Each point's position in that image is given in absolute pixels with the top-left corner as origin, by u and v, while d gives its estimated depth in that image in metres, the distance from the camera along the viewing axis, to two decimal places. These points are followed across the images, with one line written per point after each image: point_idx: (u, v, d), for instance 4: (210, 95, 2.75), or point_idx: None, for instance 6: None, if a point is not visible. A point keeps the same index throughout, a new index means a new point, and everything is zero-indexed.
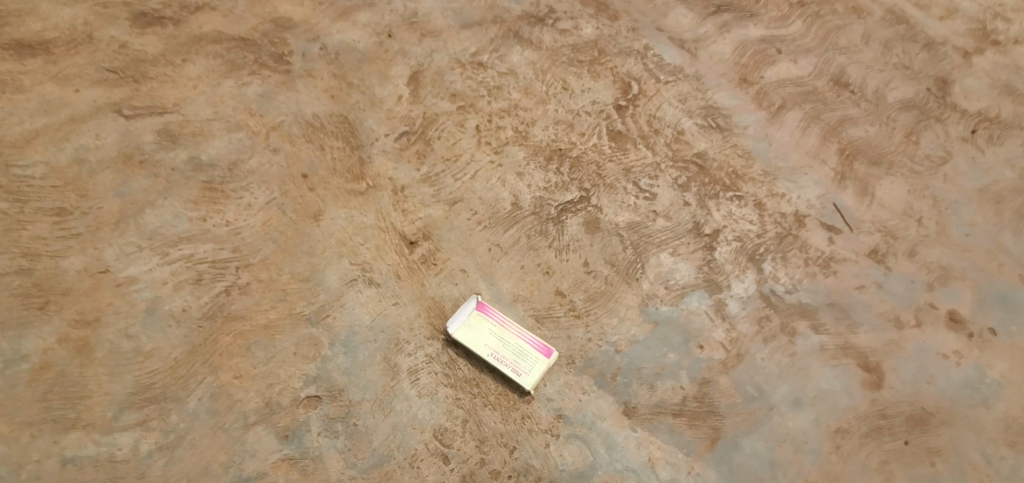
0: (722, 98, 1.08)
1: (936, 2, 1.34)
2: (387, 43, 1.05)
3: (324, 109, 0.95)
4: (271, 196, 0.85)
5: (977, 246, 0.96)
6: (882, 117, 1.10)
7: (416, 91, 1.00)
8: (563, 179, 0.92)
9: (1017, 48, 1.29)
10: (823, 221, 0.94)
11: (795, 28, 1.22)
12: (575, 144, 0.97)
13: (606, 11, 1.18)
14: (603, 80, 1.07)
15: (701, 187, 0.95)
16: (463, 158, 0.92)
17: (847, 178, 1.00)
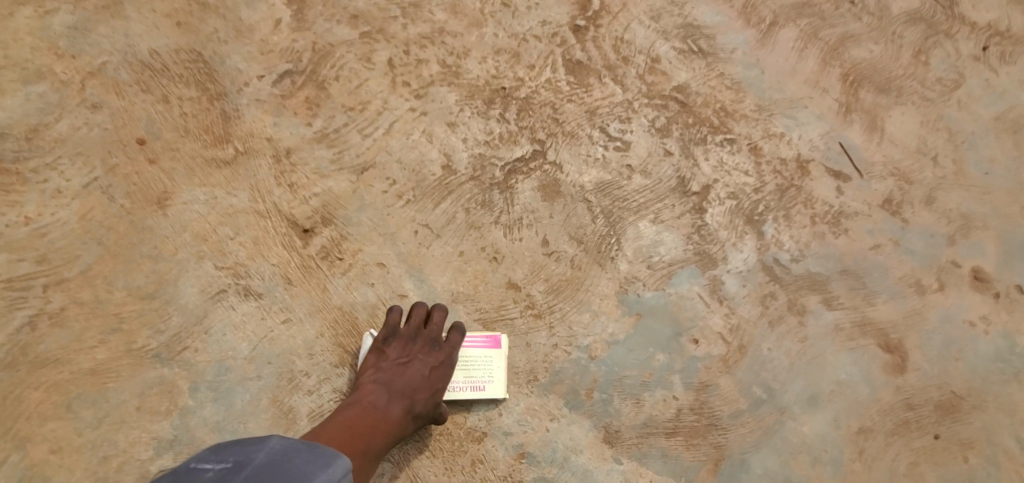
0: (705, 14, 0.85)
1: None
2: None
3: (165, 42, 0.67)
4: (97, 176, 0.61)
5: (997, 186, 0.82)
6: (887, 33, 0.92)
7: (299, 13, 0.70)
8: (509, 129, 0.70)
9: None
10: (829, 166, 0.77)
11: None
12: (523, 80, 0.74)
13: None
14: None
15: (683, 130, 0.75)
16: (372, 107, 0.68)
17: (852, 111, 0.83)
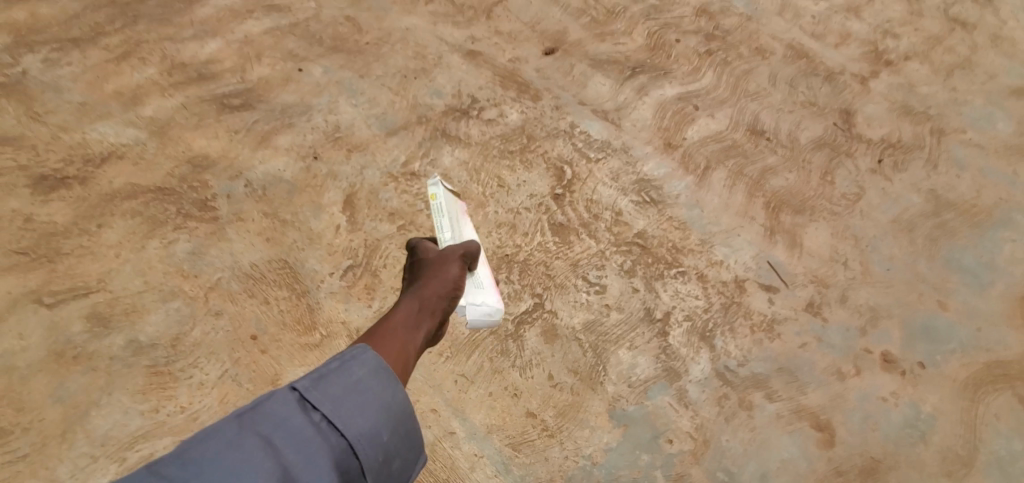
0: (651, 169, 1.13)
1: (828, 32, 1.44)
2: (314, 166, 1.03)
3: (260, 255, 0.93)
4: (226, 367, 0.85)
5: (897, 278, 1.04)
6: (798, 162, 1.18)
7: (351, 217, 0.98)
8: (516, 288, 0.95)
9: (906, 66, 1.41)
10: (761, 282, 1.00)
11: (706, 80, 1.29)
12: (521, 247, 0.99)
13: (528, 93, 1.20)
14: (537, 170, 1.09)
15: (645, 269, 0.99)
16: None
17: (776, 232, 1.07)
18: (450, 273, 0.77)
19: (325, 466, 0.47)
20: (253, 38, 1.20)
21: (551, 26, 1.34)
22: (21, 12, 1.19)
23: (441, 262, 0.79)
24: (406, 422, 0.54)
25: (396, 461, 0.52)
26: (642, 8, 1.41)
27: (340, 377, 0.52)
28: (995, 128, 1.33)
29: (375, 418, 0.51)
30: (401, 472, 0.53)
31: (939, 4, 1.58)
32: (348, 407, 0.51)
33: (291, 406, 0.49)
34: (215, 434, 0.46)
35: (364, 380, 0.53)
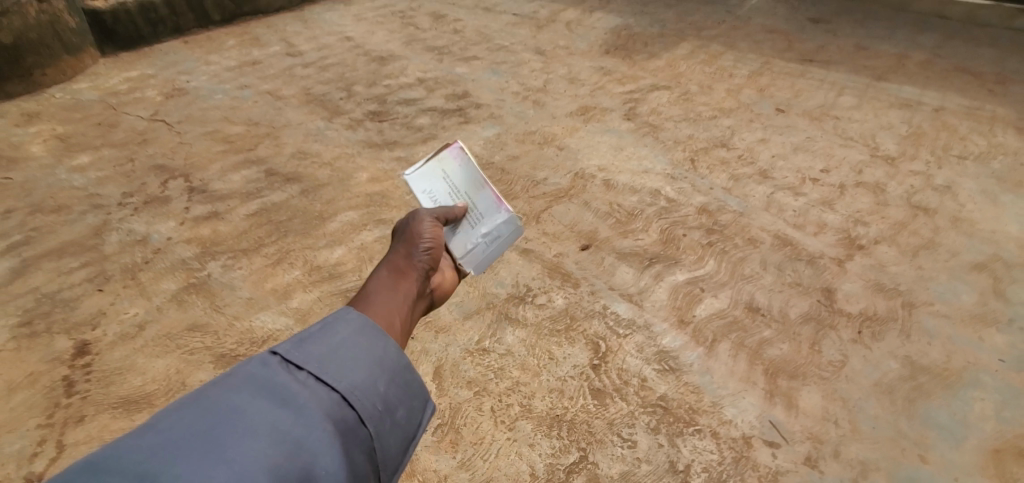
0: (669, 341, 1.44)
1: (807, 222, 1.81)
2: (413, 344, 1.40)
3: None
4: None
5: (882, 435, 1.26)
6: (789, 333, 1.47)
7: (440, 384, 1.32)
8: (564, 442, 1.22)
9: (877, 248, 1.71)
10: (765, 438, 1.24)
11: (708, 266, 1.65)
12: (568, 408, 1.28)
13: (569, 281, 1.58)
14: (578, 344, 1.41)
15: (668, 427, 1.25)
16: (486, 439, 1.22)
17: (775, 395, 1.32)
18: (422, 235, 1.12)
19: (332, 403, 0.68)
20: (368, 246, 1.65)
21: (584, 226, 1.76)
22: (210, 230, 1.69)
23: (417, 232, 1.12)
24: (395, 373, 0.76)
25: (399, 411, 0.75)
26: (655, 210, 1.83)
27: (329, 340, 0.74)
28: (961, 300, 1.57)
29: (365, 371, 0.73)
30: (406, 422, 0.76)
31: (902, 194, 1.91)
32: (340, 362, 0.72)
33: (289, 366, 0.70)
34: (229, 391, 0.65)
35: (346, 339, 0.75)
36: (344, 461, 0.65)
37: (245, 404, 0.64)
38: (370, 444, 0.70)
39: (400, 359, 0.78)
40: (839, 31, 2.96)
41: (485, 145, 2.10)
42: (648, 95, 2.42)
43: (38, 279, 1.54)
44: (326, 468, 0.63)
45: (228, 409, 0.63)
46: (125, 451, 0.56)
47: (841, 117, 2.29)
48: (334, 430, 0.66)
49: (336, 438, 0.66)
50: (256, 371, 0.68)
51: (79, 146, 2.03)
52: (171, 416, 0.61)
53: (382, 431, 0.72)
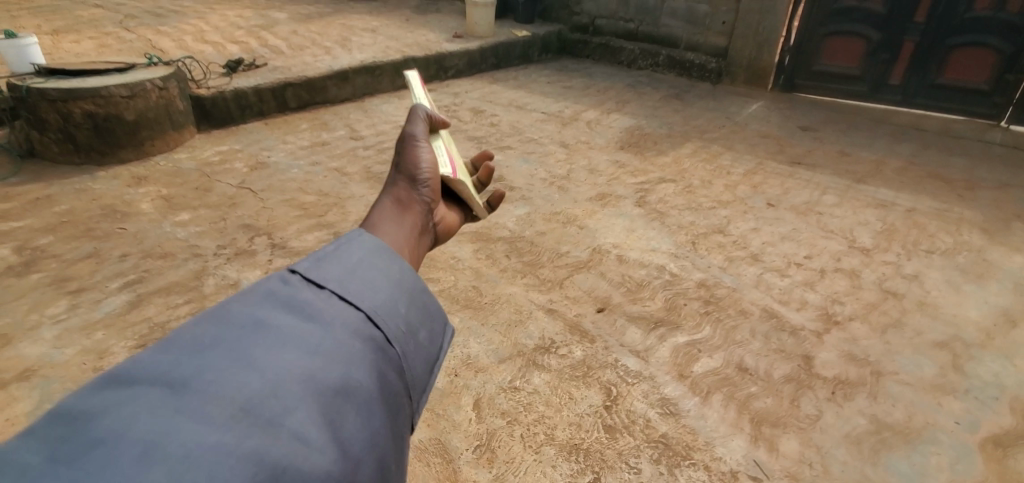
0: (670, 390, 1.71)
1: (791, 299, 2.12)
2: (457, 380, 1.69)
3: (424, 435, 1.53)
4: None
5: (850, 477, 1.49)
6: (773, 390, 1.74)
7: (479, 413, 1.59)
8: (581, 466, 1.47)
9: (851, 324, 2.00)
10: (749, 473, 1.48)
11: (706, 331, 1.94)
12: (584, 438, 1.54)
13: (587, 337, 1.88)
14: (594, 388, 1.69)
15: (668, 459, 1.50)
16: (517, 459, 1.48)
17: (758, 439, 1.57)
18: (421, 168, 1.25)
19: (356, 322, 0.72)
20: None
21: (600, 293, 2.09)
22: None
23: (415, 164, 1.26)
24: (411, 296, 0.82)
25: (420, 333, 0.81)
26: (660, 282, 2.16)
27: (345, 263, 0.78)
28: (924, 371, 1.81)
29: (383, 294, 0.78)
30: (426, 342, 0.81)
31: (873, 280, 2.21)
32: (358, 283, 0.76)
33: (310, 286, 0.73)
34: (253, 308, 0.68)
35: (361, 263, 0.79)
36: (375, 375, 0.70)
37: (271, 318, 0.67)
38: (395, 362, 0.74)
39: (417, 284, 0.85)
40: (825, 138, 3.40)
41: (517, 221, 2.48)
42: (656, 186, 2.83)
43: (150, 310, 1.87)
44: (359, 379, 0.67)
45: (256, 323, 0.66)
46: (169, 360, 0.59)
47: (824, 212, 2.65)
48: (361, 345, 0.70)
49: (363, 352, 0.70)
50: (278, 290, 0.71)
51: (181, 205, 2.44)
52: (202, 329, 0.64)
53: (405, 349, 0.77)
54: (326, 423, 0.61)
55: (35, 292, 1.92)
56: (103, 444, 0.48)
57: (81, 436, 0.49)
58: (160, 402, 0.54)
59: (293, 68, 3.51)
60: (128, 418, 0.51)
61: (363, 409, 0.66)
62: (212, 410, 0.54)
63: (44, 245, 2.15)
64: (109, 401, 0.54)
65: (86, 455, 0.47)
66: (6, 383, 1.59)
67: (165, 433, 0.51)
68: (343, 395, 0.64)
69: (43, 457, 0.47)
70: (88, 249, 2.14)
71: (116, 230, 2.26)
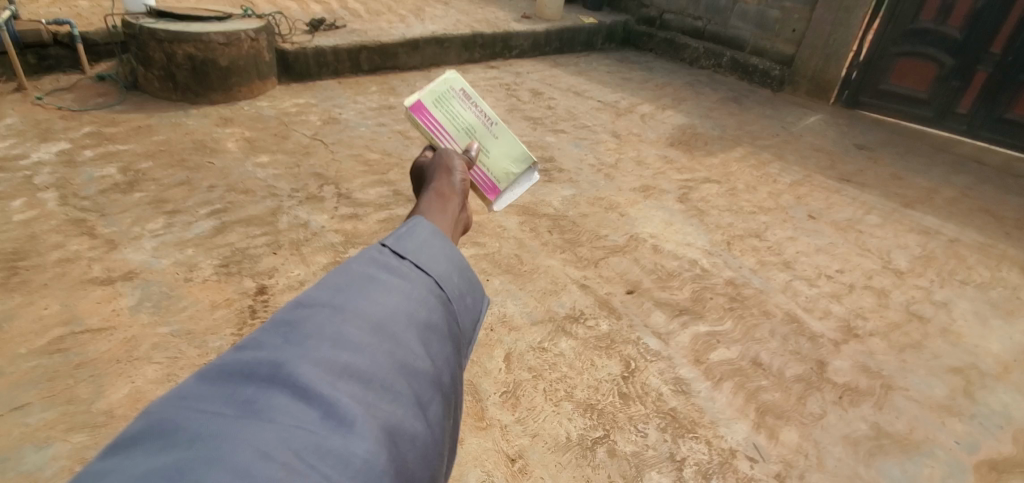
0: (684, 372, 1.85)
1: (815, 308, 2.20)
2: (491, 334, 1.88)
3: None
4: None
5: (842, 472, 1.61)
6: (783, 386, 1.85)
7: (508, 365, 1.78)
8: (594, 422, 1.64)
9: (870, 339, 2.08)
10: (747, 453, 1.62)
11: (727, 325, 2.06)
12: (600, 400, 1.71)
13: (614, 314, 2.03)
14: (614, 359, 1.85)
15: (674, 429, 1.66)
16: (537, 408, 1.66)
17: (761, 426, 1.70)
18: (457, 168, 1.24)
19: (430, 284, 0.78)
20: (464, 259, 2.18)
21: (632, 276, 2.23)
22: (351, 226, 2.26)
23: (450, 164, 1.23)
24: (461, 269, 0.85)
25: (467, 298, 0.84)
26: (691, 275, 2.28)
27: (418, 237, 0.83)
28: (934, 391, 1.89)
29: (447, 264, 0.83)
30: (473, 309, 0.85)
31: (901, 302, 2.27)
32: (433, 255, 0.82)
33: (395, 253, 0.79)
34: (361, 266, 0.75)
35: (430, 239, 0.85)
36: (450, 323, 0.77)
37: (377, 275, 0.74)
38: (460, 319, 0.80)
39: (463, 260, 0.87)
40: (879, 159, 3.38)
41: (562, 201, 2.63)
42: (701, 185, 2.91)
43: (232, 237, 2.12)
44: (442, 322, 0.75)
45: (368, 277, 0.73)
46: (312, 294, 0.69)
47: (864, 231, 2.69)
48: (436, 299, 0.77)
49: (439, 305, 0.77)
50: (373, 254, 0.78)
51: (262, 149, 2.70)
52: (329, 280, 0.72)
53: (463, 310, 0.82)
54: (428, 348, 0.71)
55: (137, 209, 2.20)
56: (300, 343, 0.62)
57: (285, 334, 0.63)
58: (322, 320, 0.65)
59: (369, 32, 3.73)
60: (308, 329, 0.64)
61: (446, 345, 0.75)
62: (357, 327, 0.66)
63: (145, 169, 2.43)
64: (289, 320, 0.65)
65: (292, 349, 0.61)
66: (113, 280, 1.85)
67: (334, 338, 0.63)
68: (434, 331, 0.73)
69: (267, 346, 0.61)
70: (181, 178, 2.41)
71: (205, 163, 2.53)
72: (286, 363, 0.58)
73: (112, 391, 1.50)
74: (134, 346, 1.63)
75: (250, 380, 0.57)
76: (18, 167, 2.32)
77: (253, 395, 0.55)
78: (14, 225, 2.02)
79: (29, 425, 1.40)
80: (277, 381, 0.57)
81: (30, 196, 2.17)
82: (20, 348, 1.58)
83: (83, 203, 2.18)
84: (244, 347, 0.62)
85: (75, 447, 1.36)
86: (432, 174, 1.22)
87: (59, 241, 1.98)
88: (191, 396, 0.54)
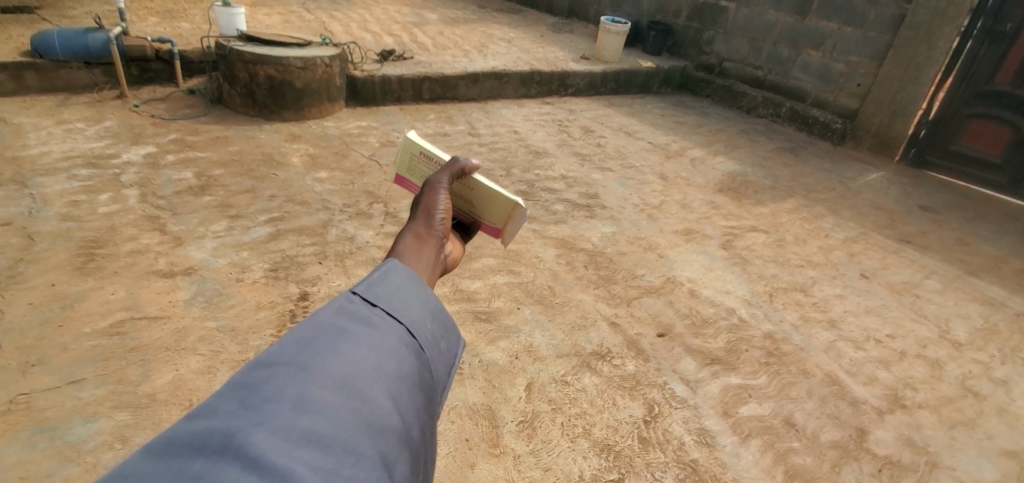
0: (710, 423, 1.79)
1: (859, 372, 2.08)
2: (515, 362, 1.89)
3: (478, 400, 1.74)
4: (450, 449, 1.58)
5: None
6: (815, 450, 1.76)
7: (529, 394, 1.78)
8: (609, 464, 1.61)
9: (918, 411, 1.94)
10: None
11: (761, 380, 1.98)
12: (618, 441, 1.68)
13: (641, 355, 2.00)
14: (637, 401, 1.82)
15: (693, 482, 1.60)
16: (553, 441, 1.65)
17: None
18: (439, 204, 1.18)
19: (401, 332, 0.77)
20: (498, 286, 2.23)
21: (664, 319, 2.19)
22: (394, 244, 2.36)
23: (433, 204, 1.17)
24: (435, 313, 0.84)
25: (441, 343, 0.83)
26: (727, 324, 2.22)
27: (391, 283, 0.83)
28: (986, 475, 1.74)
29: (418, 310, 0.82)
30: (449, 353, 0.84)
31: (957, 375, 2.11)
32: (404, 302, 0.81)
33: (365, 301, 0.78)
34: (326, 318, 0.73)
35: (404, 286, 0.84)
36: (421, 373, 0.75)
37: (343, 326, 0.73)
38: (432, 366, 0.79)
39: (438, 303, 0.87)
40: (945, 223, 3.20)
41: (601, 237, 2.65)
42: (746, 233, 2.85)
43: (285, 244, 2.26)
44: (412, 372, 0.74)
45: (334, 330, 0.71)
46: (275, 352, 0.67)
47: (921, 296, 2.54)
48: (407, 348, 0.76)
49: (410, 354, 0.75)
50: (342, 304, 0.76)
51: (322, 165, 2.88)
52: (293, 337, 0.70)
53: (436, 355, 0.81)
54: (396, 402, 0.69)
55: (204, 211, 2.38)
56: (258, 407, 0.59)
57: (244, 400, 0.60)
58: (283, 381, 0.63)
59: (433, 64, 3.94)
60: (268, 391, 0.61)
61: (417, 396, 0.73)
62: (321, 386, 0.63)
63: (216, 176, 2.64)
64: (248, 383, 0.62)
65: (249, 414, 0.58)
66: (174, 274, 2.00)
67: (296, 400, 0.61)
68: (404, 382, 0.71)
69: (221, 413, 0.58)
70: (247, 186, 2.60)
71: (270, 174, 2.72)
72: (240, 431, 0.55)
73: (158, 376, 1.61)
74: (182, 337, 1.75)
75: (201, 452, 0.53)
76: (109, 165, 2.58)
77: (200, 469, 0.51)
78: (98, 217, 2.23)
79: (82, 399, 1.52)
80: (228, 452, 0.53)
81: (115, 191, 2.40)
82: (85, 327, 1.73)
83: (159, 202, 2.39)
84: (197, 414, 0.59)
85: (118, 424, 1.47)
86: (413, 212, 1.17)
87: (133, 235, 2.17)
88: (133, 474, 0.50)
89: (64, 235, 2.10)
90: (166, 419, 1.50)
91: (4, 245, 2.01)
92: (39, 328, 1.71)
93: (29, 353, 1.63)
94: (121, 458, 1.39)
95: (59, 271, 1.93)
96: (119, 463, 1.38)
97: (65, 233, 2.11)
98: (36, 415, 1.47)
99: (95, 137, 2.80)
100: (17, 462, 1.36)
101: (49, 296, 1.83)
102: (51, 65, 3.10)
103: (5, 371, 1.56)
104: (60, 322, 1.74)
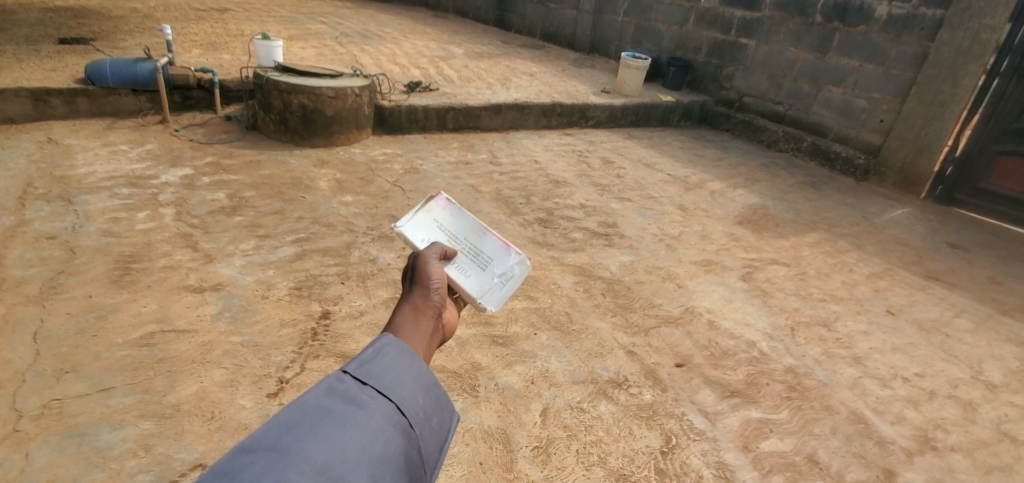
0: (730, 457, 1.75)
1: (887, 411, 2.01)
2: (531, 387, 1.89)
3: (494, 423, 1.74)
4: (464, 472, 1.57)
5: None
6: None
7: (545, 419, 1.78)
8: None
9: (950, 454, 1.87)
10: None
11: (783, 414, 1.94)
12: (634, 471, 1.65)
13: (659, 385, 1.98)
14: (655, 432, 1.79)
15: None
16: (567, 469, 1.63)
17: None
18: (433, 275, 1.16)
19: (391, 411, 0.80)
20: (516, 310, 2.25)
21: (683, 349, 2.17)
22: None
23: (426, 271, 1.17)
24: (428, 387, 0.87)
25: (433, 419, 0.85)
26: (747, 356, 2.18)
27: (384, 359, 0.86)
28: None
29: (411, 386, 0.85)
30: (440, 428, 0.87)
31: (990, 418, 2.03)
32: (395, 379, 0.84)
33: (356, 380, 0.81)
34: (315, 400, 0.76)
35: (397, 361, 0.87)
36: (408, 452, 0.78)
37: (331, 408, 0.75)
38: (421, 444, 0.81)
39: (431, 377, 0.90)
40: (976, 261, 3.12)
41: (620, 266, 2.65)
42: (768, 266, 2.83)
43: (309, 263, 2.32)
44: (399, 454, 0.76)
45: (321, 414, 0.74)
46: (260, 436, 0.70)
47: (952, 335, 2.46)
48: (395, 427, 0.78)
49: (397, 433, 0.78)
50: (332, 383, 0.80)
51: (348, 189, 2.97)
52: (279, 421, 0.72)
53: (426, 432, 0.83)
54: None
55: (234, 230, 2.47)
56: None
57: None
58: (265, 467, 0.65)
59: (458, 95, 4.07)
60: (248, 476, 0.63)
61: (401, 478, 0.75)
62: (300, 472, 0.65)
63: (248, 197, 2.74)
64: (229, 469, 0.64)
65: None
66: (203, 289, 2.07)
67: None
68: (388, 465, 0.73)
69: None
70: (275, 207, 2.69)
71: (298, 196, 2.82)
72: None
73: (183, 386, 1.66)
74: (208, 350, 1.80)
75: None
76: (149, 185, 2.71)
77: None
78: (135, 233, 2.33)
79: (110, 407, 1.57)
80: None
81: (152, 210, 2.51)
82: (117, 338, 1.80)
83: (193, 221, 2.48)
84: None
85: (142, 432, 1.51)
86: (408, 285, 1.17)
87: (167, 251, 2.26)
88: None
89: (103, 250, 2.20)
90: (188, 430, 1.53)
91: (49, 257, 2.12)
92: (75, 336, 1.78)
93: (64, 360, 1.69)
94: (144, 466, 1.42)
95: (96, 283, 2.02)
96: (141, 471, 1.41)
97: (104, 247, 2.21)
98: (67, 420, 1.52)
99: (137, 158, 2.95)
100: (47, 465, 1.40)
101: (87, 306, 1.91)
102: (102, 91, 3.29)
103: (41, 376, 1.63)
104: (95, 331, 1.81)
